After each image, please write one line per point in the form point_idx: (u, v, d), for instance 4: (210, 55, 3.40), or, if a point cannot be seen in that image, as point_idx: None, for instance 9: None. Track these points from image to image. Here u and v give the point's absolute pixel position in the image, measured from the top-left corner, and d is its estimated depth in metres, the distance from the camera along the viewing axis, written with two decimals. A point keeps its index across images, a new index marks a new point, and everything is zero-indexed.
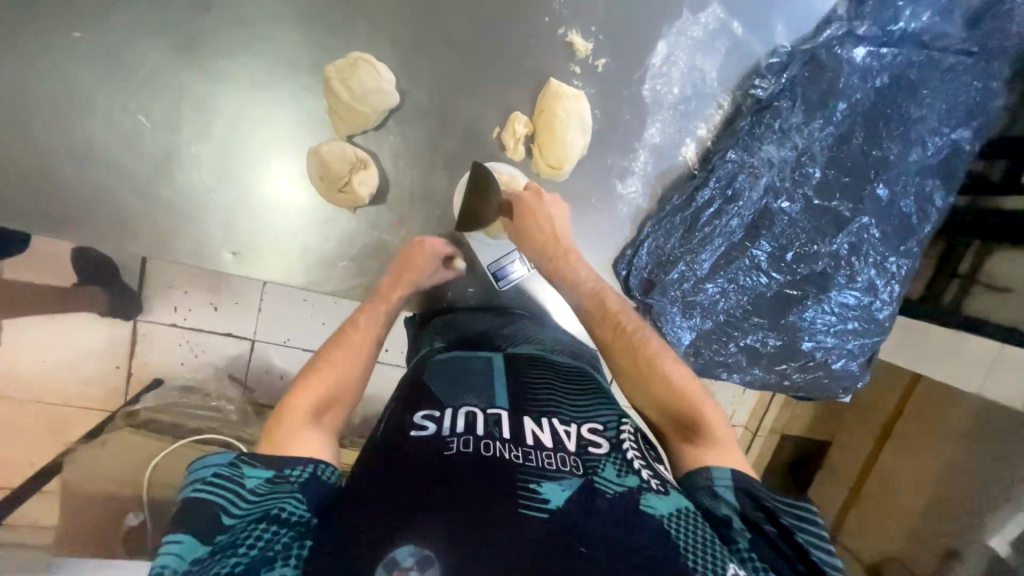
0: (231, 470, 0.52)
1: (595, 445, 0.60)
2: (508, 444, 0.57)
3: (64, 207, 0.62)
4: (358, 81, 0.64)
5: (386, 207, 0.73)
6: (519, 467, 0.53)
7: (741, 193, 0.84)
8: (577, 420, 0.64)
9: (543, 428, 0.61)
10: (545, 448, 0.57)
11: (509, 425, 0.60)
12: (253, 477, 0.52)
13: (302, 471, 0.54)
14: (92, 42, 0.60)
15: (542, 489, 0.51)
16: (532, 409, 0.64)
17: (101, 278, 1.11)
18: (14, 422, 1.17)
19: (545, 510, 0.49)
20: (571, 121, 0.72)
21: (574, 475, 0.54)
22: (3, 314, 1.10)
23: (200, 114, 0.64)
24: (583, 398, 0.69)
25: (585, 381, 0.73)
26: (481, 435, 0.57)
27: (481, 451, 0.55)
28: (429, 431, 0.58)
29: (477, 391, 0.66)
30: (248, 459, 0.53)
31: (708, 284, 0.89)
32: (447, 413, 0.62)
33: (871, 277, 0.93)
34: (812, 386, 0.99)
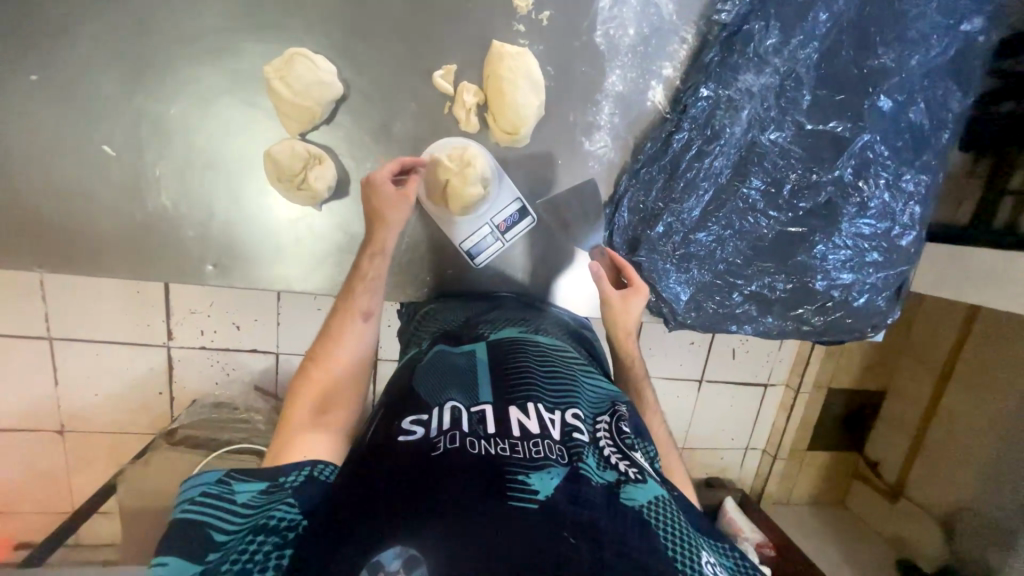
0: (220, 487, 0.55)
1: (578, 432, 0.59)
2: (494, 439, 0.55)
3: (58, 242, 0.67)
4: (298, 78, 0.64)
5: (350, 200, 0.73)
6: (507, 460, 0.52)
7: (722, 131, 0.78)
8: (559, 406, 0.63)
9: (529, 415, 0.60)
10: (532, 437, 0.56)
11: (495, 417, 0.59)
12: (245, 492, 0.55)
13: (297, 475, 0.57)
14: (52, 84, 0.63)
15: (530, 480, 0.50)
16: (516, 397, 0.63)
17: (129, 310, 1.20)
18: (80, 452, 1.29)
19: (535, 501, 0.48)
20: (519, 82, 0.69)
21: (560, 463, 0.53)
22: (49, 355, 1.20)
23: (159, 136, 0.67)
24: (564, 382, 0.67)
25: (566, 363, 0.71)
26: (467, 432, 0.56)
27: (468, 448, 0.53)
28: (417, 435, 0.57)
29: (464, 387, 0.64)
30: (237, 476, 0.56)
31: (699, 233, 0.84)
32: (434, 414, 0.60)
33: (885, 201, 0.84)
34: (835, 329, 0.92)
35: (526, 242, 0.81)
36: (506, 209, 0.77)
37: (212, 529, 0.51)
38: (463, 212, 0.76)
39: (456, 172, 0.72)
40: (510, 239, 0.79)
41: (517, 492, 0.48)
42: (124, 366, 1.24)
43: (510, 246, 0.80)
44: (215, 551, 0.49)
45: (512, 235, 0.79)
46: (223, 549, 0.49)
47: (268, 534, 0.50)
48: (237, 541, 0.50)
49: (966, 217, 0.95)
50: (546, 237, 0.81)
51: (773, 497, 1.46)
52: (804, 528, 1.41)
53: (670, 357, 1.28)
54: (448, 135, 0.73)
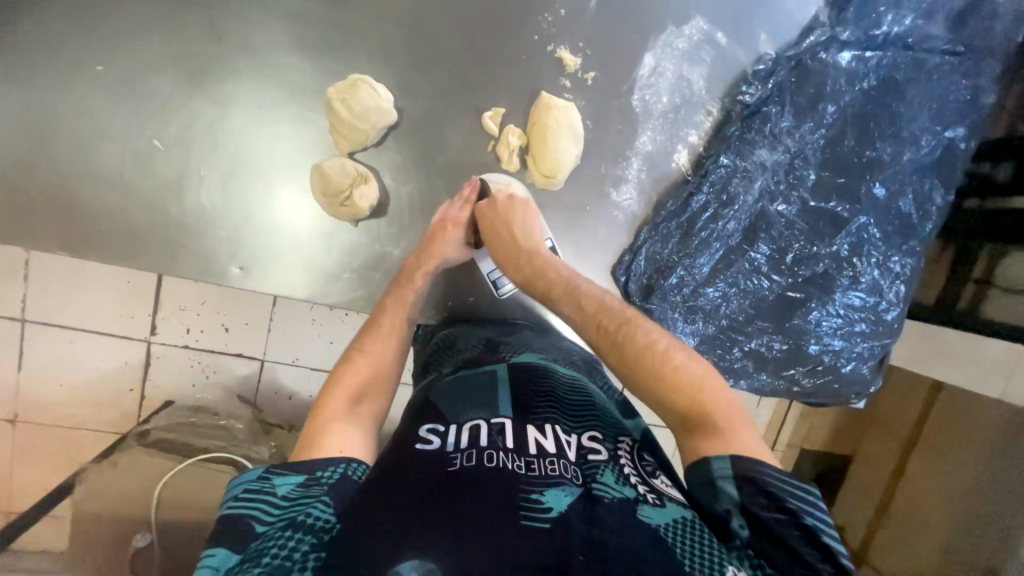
0: (261, 482, 0.52)
1: (594, 453, 0.59)
2: (512, 454, 0.56)
3: (86, 228, 0.66)
4: (358, 101, 0.67)
5: (386, 220, 0.76)
6: (522, 478, 0.52)
7: (736, 197, 0.85)
8: (576, 429, 0.64)
9: (546, 436, 0.60)
10: (548, 456, 0.56)
11: (513, 433, 0.59)
12: (284, 486, 0.52)
13: (333, 472, 0.54)
14: (114, 77, 0.65)
15: (544, 498, 0.50)
16: (534, 416, 0.64)
17: (120, 301, 1.16)
18: (36, 444, 1.21)
19: (546, 519, 0.48)
20: (562, 130, 0.75)
21: (574, 483, 0.53)
22: (25, 338, 1.14)
23: (210, 137, 0.68)
24: (584, 408, 0.68)
25: (585, 392, 0.72)
26: (485, 446, 0.56)
27: (484, 462, 0.54)
28: (433, 445, 0.58)
29: (481, 403, 0.65)
30: (278, 470, 0.53)
31: (708, 288, 0.89)
32: (451, 428, 0.61)
33: (875, 278, 0.92)
34: (823, 392, 0.97)
35: None
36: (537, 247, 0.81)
37: (252, 522, 0.49)
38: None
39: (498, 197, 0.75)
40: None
41: (530, 510, 0.48)
42: (102, 357, 1.19)
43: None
44: (253, 545, 0.47)
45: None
46: (260, 544, 0.47)
47: (305, 534, 0.48)
48: (273, 535, 0.48)
49: (933, 296, 1.04)
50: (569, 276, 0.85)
51: None
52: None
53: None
54: (490, 172, 0.77)
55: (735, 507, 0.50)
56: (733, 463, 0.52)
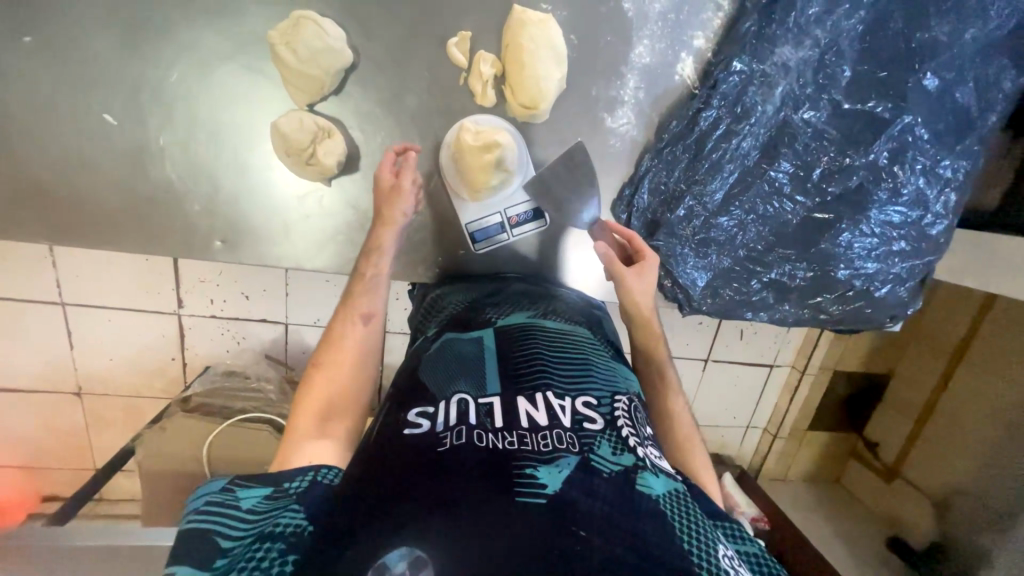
0: (224, 495, 0.52)
1: (589, 420, 0.56)
2: (501, 433, 0.52)
3: (65, 211, 0.65)
4: (306, 45, 0.60)
5: (360, 175, 0.70)
6: (515, 454, 0.49)
7: (753, 110, 0.74)
8: (570, 392, 0.60)
9: (537, 407, 0.57)
10: (540, 429, 0.53)
11: (502, 411, 0.56)
12: (249, 497, 0.52)
13: (302, 480, 0.54)
14: (48, 47, 0.60)
15: (538, 473, 0.47)
16: (525, 386, 0.60)
17: (140, 278, 1.20)
18: (101, 412, 1.33)
19: (542, 496, 0.45)
20: (540, 51, 0.65)
21: (570, 453, 0.50)
22: (63, 320, 1.21)
23: (161, 103, 0.63)
24: (575, 366, 0.64)
25: (575, 348, 0.67)
26: (472, 425, 0.53)
27: (474, 441, 0.51)
28: (422, 428, 0.54)
29: (468, 374, 0.62)
30: (241, 483, 0.53)
31: (721, 218, 0.80)
32: (440, 406, 0.57)
33: (920, 188, 0.80)
34: (853, 319, 0.90)
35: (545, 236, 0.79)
36: (522, 204, 0.75)
37: (219, 537, 0.48)
38: (477, 196, 0.73)
39: (476, 155, 0.69)
40: (516, 234, 0.77)
41: (525, 489, 0.45)
42: (136, 332, 1.25)
43: (515, 242, 0.78)
44: (221, 560, 0.46)
45: (520, 231, 0.77)
46: (229, 561, 0.46)
47: (275, 541, 0.47)
48: (248, 545, 0.48)
49: (993, 201, 0.89)
50: (556, 232, 0.79)
51: (770, 472, 1.49)
52: (796, 500, 1.44)
53: (677, 336, 1.27)
54: (471, 116, 0.70)
55: None
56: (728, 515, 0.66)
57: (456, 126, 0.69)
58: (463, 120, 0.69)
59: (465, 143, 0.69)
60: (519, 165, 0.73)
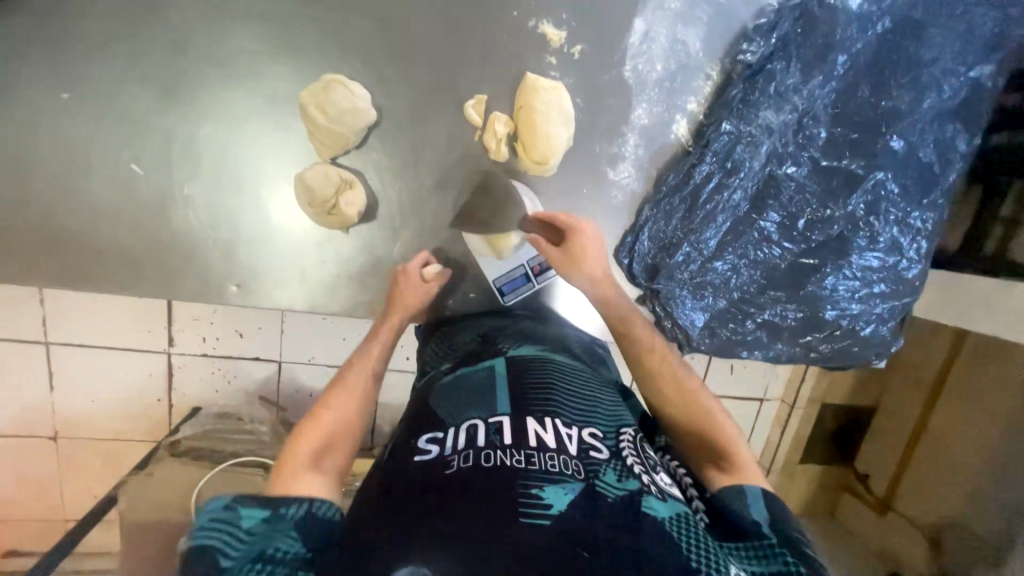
0: (225, 513, 0.51)
1: (595, 450, 0.56)
2: (509, 450, 0.53)
3: (83, 256, 0.66)
4: (334, 105, 0.64)
5: (377, 223, 0.73)
6: (523, 473, 0.50)
7: (741, 165, 0.80)
8: (578, 421, 0.60)
9: (546, 428, 0.57)
10: (548, 450, 0.53)
11: (511, 429, 0.56)
12: (248, 517, 0.51)
13: (298, 509, 0.54)
14: (83, 103, 0.63)
15: (544, 494, 0.48)
16: (535, 408, 0.60)
17: (134, 317, 1.18)
18: (81, 457, 1.26)
19: (547, 516, 0.46)
20: (551, 113, 0.71)
21: (574, 479, 0.50)
22: (49, 361, 1.18)
23: (188, 155, 0.66)
24: (583, 398, 0.65)
25: (584, 382, 0.68)
26: (481, 447, 0.54)
27: (482, 462, 0.51)
28: (432, 453, 0.55)
29: (474, 402, 0.62)
30: (241, 501, 0.52)
31: (716, 262, 0.85)
32: (450, 431, 0.58)
33: (894, 236, 0.87)
34: (841, 356, 0.95)
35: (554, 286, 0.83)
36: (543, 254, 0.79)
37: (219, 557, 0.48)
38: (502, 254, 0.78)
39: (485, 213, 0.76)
40: (541, 283, 0.81)
41: (529, 509, 0.46)
42: (125, 372, 1.22)
43: (541, 289, 0.82)
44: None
45: (544, 278, 0.81)
46: None
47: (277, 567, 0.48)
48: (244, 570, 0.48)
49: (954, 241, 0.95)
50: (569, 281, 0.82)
51: None
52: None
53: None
54: (495, 179, 0.75)
55: (764, 521, 0.56)
56: (764, 493, 0.59)
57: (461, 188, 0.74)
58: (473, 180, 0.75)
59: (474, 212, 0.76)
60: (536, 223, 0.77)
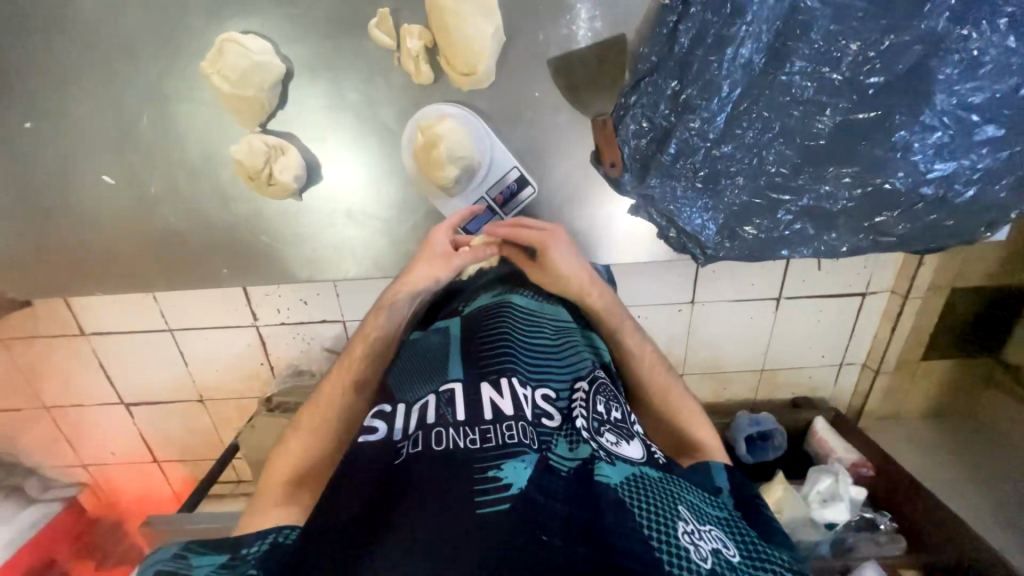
0: (177, 562, 0.47)
1: (547, 417, 0.54)
2: (463, 428, 0.49)
3: (106, 264, 0.76)
4: (232, 68, 0.60)
5: (324, 184, 0.71)
6: (477, 453, 0.46)
7: (748, 3, 0.59)
8: (532, 382, 0.58)
9: (502, 394, 0.54)
10: (504, 419, 0.50)
11: (464, 401, 0.53)
12: (202, 564, 0.47)
13: (259, 546, 0.50)
14: (44, 128, 0.68)
15: (502, 473, 0.44)
16: (489, 369, 0.57)
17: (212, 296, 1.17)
18: (221, 416, 1.30)
19: (507, 498, 0.42)
20: (465, 8, 0.59)
21: (530, 449, 0.48)
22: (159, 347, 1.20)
23: (143, 155, 0.69)
24: (540, 353, 0.62)
25: (542, 331, 0.65)
26: (431, 424, 0.50)
27: (432, 444, 0.48)
28: (378, 434, 0.53)
29: (430, 373, 0.59)
30: (197, 547, 0.48)
31: (724, 146, 0.68)
32: (399, 408, 0.56)
33: (1005, 48, 0.60)
34: (925, 235, 0.73)
35: (529, 215, 0.74)
36: (500, 181, 0.71)
37: None
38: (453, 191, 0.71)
39: (423, 150, 0.66)
40: (509, 212, 0.73)
41: (487, 494, 0.43)
42: (225, 345, 1.22)
43: (511, 219, 0.74)
44: None
45: (511, 208, 0.73)
46: None
47: None
48: None
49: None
50: (544, 205, 0.74)
51: (876, 413, 1.26)
52: (916, 442, 1.18)
53: (740, 277, 1.10)
54: (426, 106, 0.66)
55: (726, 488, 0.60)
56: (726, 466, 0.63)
57: (406, 125, 0.67)
58: (414, 115, 0.66)
59: (416, 146, 0.66)
60: (481, 150, 0.68)
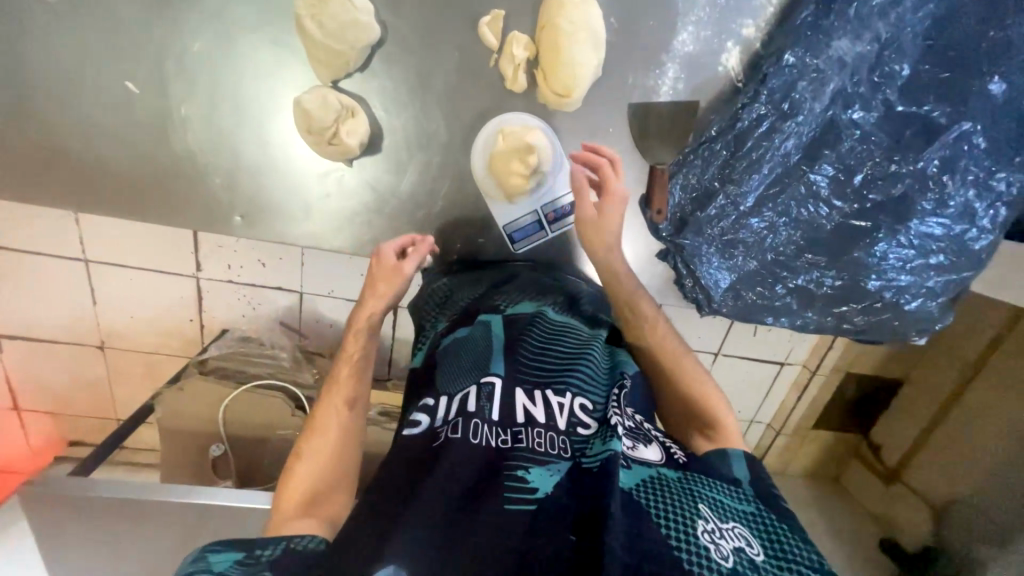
0: (195, 564, 0.48)
1: (582, 424, 0.57)
2: (496, 428, 0.55)
3: (89, 178, 0.65)
4: (331, 18, 0.58)
5: (381, 156, 0.68)
6: (509, 453, 0.52)
7: (801, 107, 0.69)
8: (571, 388, 0.60)
9: (536, 402, 0.58)
10: (536, 425, 0.55)
11: (501, 401, 0.58)
12: (219, 564, 0.47)
13: (274, 547, 0.49)
14: (72, 9, 0.59)
15: (530, 476, 0.50)
16: (526, 377, 0.61)
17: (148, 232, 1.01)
18: (121, 369, 1.14)
19: (533, 500, 0.48)
20: (578, 35, 0.62)
21: (562, 458, 0.53)
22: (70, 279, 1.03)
23: (183, 72, 0.62)
24: (575, 358, 0.64)
25: (578, 336, 0.67)
26: (470, 415, 0.56)
27: (470, 437, 0.53)
28: (421, 426, 0.58)
29: (470, 365, 0.62)
30: (213, 548, 0.49)
31: (751, 218, 0.77)
32: (440, 400, 0.60)
33: (967, 200, 0.75)
34: (876, 330, 0.86)
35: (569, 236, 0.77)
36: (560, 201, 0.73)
37: None
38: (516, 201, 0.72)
39: (510, 157, 0.67)
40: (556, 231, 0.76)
41: (515, 491, 0.49)
42: (154, 292, 1.07)
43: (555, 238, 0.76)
44: None
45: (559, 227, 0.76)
46: None
47: None
48: None
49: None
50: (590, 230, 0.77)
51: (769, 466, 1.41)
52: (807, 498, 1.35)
53: (693, 327, 1.19)
54: (509, 110, 0.67)
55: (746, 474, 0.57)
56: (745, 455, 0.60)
57: (489, 126, 0.68)
58: (497, 121, 0.68)
59: (499, 151, 0.67)
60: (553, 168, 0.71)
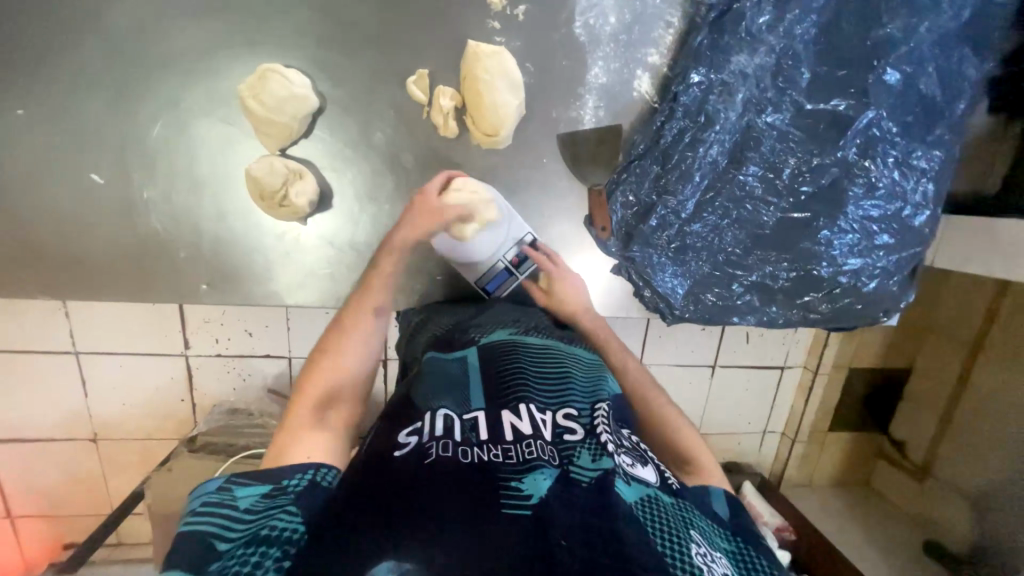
0: (220, 495, 0.50)
1: (569, 432, 0.57)
2: (486, 445, 0.53)
3: (61, 268, 0.69)
4: (270, 94, 0.64)
5: (334, 211, 0.73)
6: (498, 468, 0.50)
7: (716, 117, 0.75)
8: (551, 406, 0.62)
9: (521, 417, 0.59)
10: (524, 439, 0.55)
11: (487, 424, 0.57)
12: (246, 497, 0.51)
13: (301, 479, 0.54)
14: (36, 117, 0.65)
15: (523, 485, 0.48)
16: (509, 399, 0.62)
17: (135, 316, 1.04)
18: (115, 459, 1.13)
19: (526, 506, 0.46)
20: (496, 81, 0.69)
21: (551, 464, 0.51)
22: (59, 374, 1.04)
23: (142, 159, 0.67)
24: (553, 378, 0.66)
25: (557, 359, 0.70)
26: (458, 441, 0.54)
27: (459, 457, 0.51)
28: (411, 444, 0.54)
29: (452, 393, 0.63)
30: (237, 481, 0.52)
31: (694, 224, 0.81)
32: (426, 420, 0.58)
33: (893, 181, 0.79)
34: (842, 316, 0.88)
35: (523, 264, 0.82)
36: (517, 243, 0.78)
37: (215, 539, 0.47)
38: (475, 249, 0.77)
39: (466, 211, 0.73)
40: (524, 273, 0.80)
41: (510, 501, 0.47)
42: (142, 375, 1.08)
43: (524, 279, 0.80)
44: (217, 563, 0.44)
45: (525, 268, 0.80)
46: (223, 562, 0.44)
47: (269, 547, 0.46)
48: (238, 552, 0.45)
49: (995, 186, 0.83)
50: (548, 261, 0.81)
51: (794, 480, 1.35)
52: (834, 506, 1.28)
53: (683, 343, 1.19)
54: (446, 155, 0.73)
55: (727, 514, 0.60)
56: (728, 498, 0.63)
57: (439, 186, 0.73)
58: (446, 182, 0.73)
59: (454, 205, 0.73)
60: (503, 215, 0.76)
